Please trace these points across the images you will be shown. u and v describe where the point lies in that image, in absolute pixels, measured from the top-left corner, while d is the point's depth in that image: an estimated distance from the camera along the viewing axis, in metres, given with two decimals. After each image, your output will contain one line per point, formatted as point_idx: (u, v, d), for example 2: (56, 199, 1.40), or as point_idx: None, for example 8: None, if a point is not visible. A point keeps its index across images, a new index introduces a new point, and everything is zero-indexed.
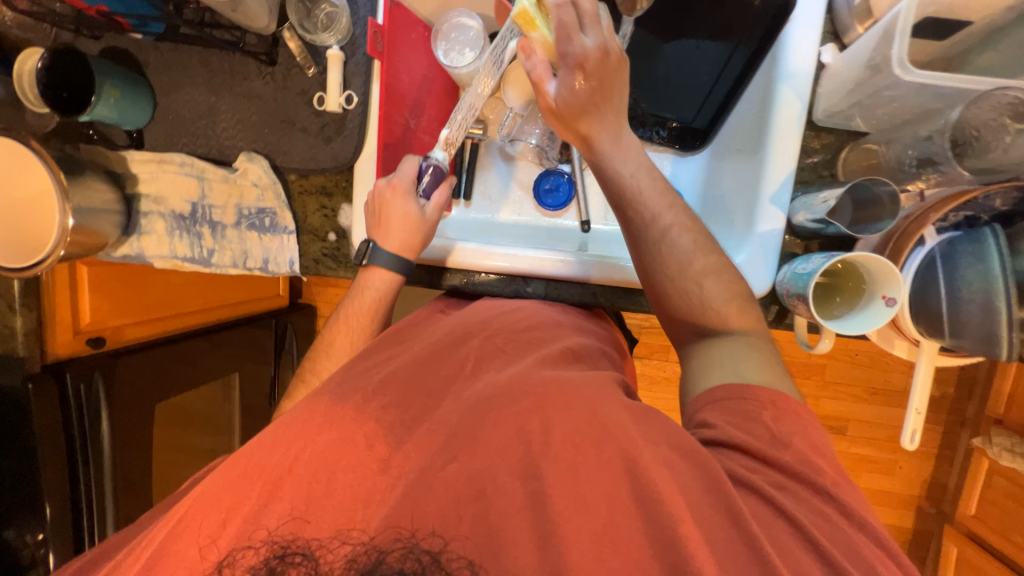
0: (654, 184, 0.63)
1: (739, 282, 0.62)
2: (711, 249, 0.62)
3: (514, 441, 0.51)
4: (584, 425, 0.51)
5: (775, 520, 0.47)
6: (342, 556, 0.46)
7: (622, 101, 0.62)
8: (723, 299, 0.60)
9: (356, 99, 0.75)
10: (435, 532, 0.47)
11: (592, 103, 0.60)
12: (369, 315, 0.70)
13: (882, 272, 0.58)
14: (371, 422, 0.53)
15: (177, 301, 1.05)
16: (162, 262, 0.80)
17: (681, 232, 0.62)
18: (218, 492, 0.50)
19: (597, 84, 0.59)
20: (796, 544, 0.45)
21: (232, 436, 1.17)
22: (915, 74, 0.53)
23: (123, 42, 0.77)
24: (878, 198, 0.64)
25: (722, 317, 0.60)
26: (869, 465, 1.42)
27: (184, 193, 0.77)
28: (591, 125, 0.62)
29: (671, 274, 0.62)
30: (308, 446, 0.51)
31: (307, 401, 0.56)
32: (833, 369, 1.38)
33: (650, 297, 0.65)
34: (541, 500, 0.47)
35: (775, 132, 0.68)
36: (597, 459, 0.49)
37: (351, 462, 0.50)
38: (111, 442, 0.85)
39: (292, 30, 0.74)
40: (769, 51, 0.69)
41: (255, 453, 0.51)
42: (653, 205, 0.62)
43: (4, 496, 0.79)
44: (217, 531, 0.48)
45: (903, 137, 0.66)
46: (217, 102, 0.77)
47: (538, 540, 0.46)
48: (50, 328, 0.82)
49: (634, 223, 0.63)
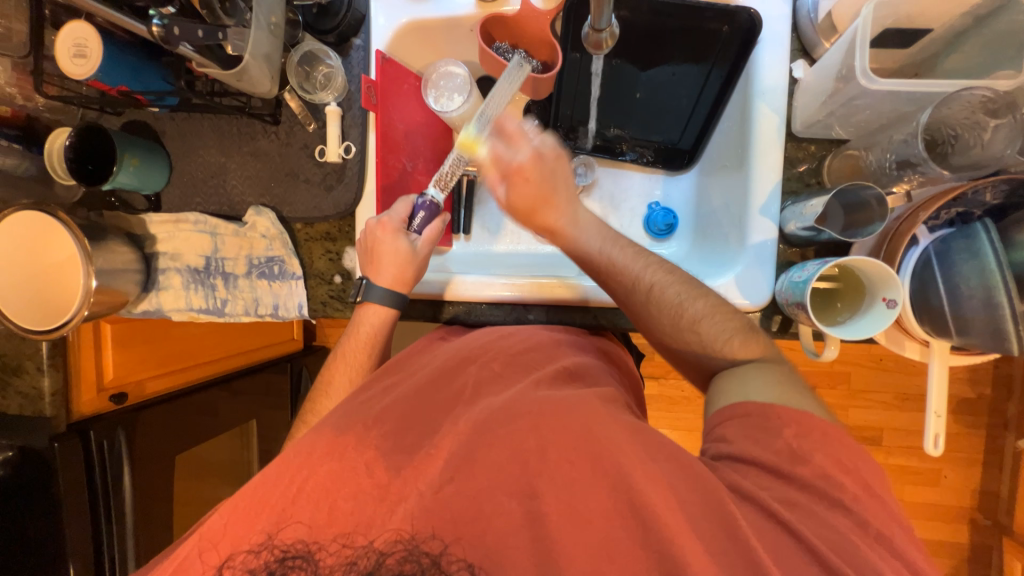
0: (624, 252, 0.66)
1: (737, 317, 0.63)
2: (699, 290, 0.63)
3: (511, 461, 0.51)
4: (581, 444, 0.50)
5: (791, 540, 0.44)
6: (342, 559, 0.47)
7: (569, 187, 0.67)
8: (724, 335, 0.61)
9: (354, 149, 0.79)
10: (435, 534, 0.48)
11: (542, 194, 0.66)
12: (364, 347, 0.72)
13: (879, 275, 0.58)
14: (370, 451, 0.53)
15: (195, 352, 1.07)
16: (179, 314, 0.85)
17: (664, 287, 0.63)
18: (217, 531, 0.50)
19: (541, 181, 0.66)
20: (804, 551, 0.43)
21: (251, 470, 1.19)
22: (879, 82, 0.56)
23: (142, 116, 0.84)
24: (866, 202, 0.65)
25: (724, 354, 0.61)
26: (909, 476, 1.35)
27: (198, 248, 0.82)
28: (552, 219, 0.67)
29: (668, 328, 0.63)
30: (307, 477, 0.51)
31: (309, 433, 0.57)
32: (859, 376, 1.34)
33: (656, 341, 0.67)
34: (539, 519, 0.48)
35: (756, 148, 0.71)
36: (594, 476, 0.49)
37: (352, 491, 0.50)
38: (132, 498, 0.88)
39: (293, 92, 0.79)
40: (744, 72, 0.73)
41: (253, 489, 0.52)
42: (630, 270, 0.64)
43: (33, 547, 0.82)
44: (220, 562, 0.49)
45: (881, 142, 0.66)
46: (227, 161, 0.83)
47: (538, 559, 0.46)
48: (75, 388, 0.85)
49: (618, 290, 0.66)
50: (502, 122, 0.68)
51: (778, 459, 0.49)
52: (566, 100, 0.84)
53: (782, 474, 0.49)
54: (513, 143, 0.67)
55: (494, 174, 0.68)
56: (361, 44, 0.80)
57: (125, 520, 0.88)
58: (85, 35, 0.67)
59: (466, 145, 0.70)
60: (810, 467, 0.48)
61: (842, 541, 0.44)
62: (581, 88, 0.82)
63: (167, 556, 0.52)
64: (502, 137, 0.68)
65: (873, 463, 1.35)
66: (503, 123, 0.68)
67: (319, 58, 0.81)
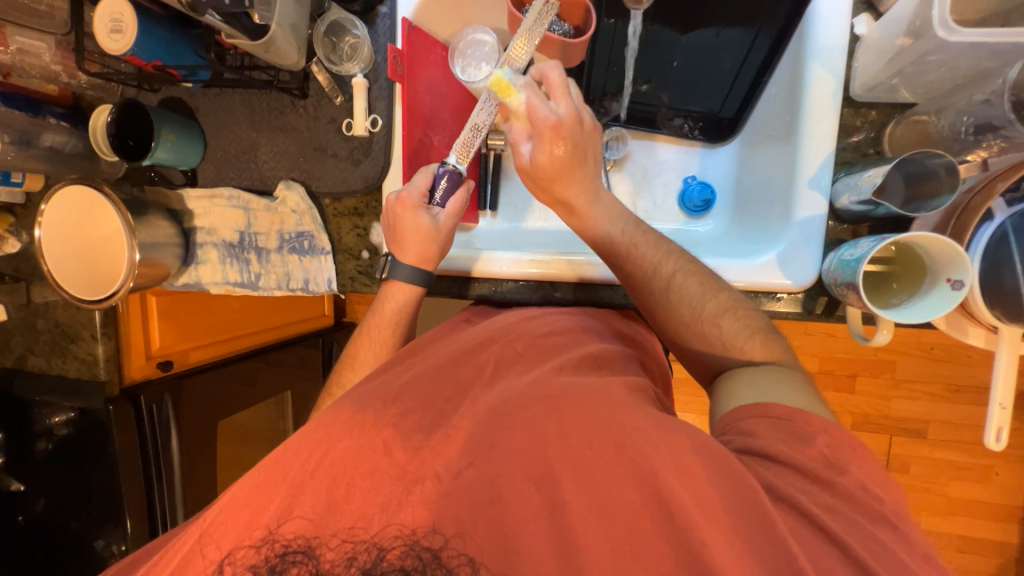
0: (647, 237, 0.64)
1: (756, 316, 0.61)
2: (719, 287, 0.62)
3: (529, 446, 0.50)
4: (602, 430, 0.49)
5: (814, 542, 0.42)
6: (342, 553, 0.48)
7: (596, 166, 0.65)
8: (744, 333, 0.59)
9: (381, 121, 0.78)
10: (435, 529, 0.48)
11: (569, 166, 0.63)
12: (388, 323, 0.72)
13: (944, 253, 0.53)
14: (391, 428, 0.53)
15: (234, 326, 1.11)
16: (216, 288, 0.88)
17: (686, 277, 0.62)
18: (241, 499, 0.51)
19: (570, 151, 0.62)
20: (831, 551, 0.42)
21: (286, 433, 1.23)
22: (961, 32, 0.50)
23: (176, 92, 0.84)
24: (934, 171, 0.59)
25: (743, 352, 0.59)
26: (957, 471, 1.27)
27: (233, 224, 0.84)
28: (568, 190, 0.64)
29: (684, 320, 0.62)
30: (329, 451, 0.52)
31: (333, 406, 0.57)
32: (905, 365, 1.26)
33: (668, 336, 0.65)
34: (556, 504, 0.48)
35: (808, 113, 0.65)
36: (615, 464, 0.48)
37: (372, 466, 0.51)
38: (178, 458, 0.94)
39: (320, 64, 0.78)
40: (798, 31, 0.67)
41: (276, 459, 0.53)
42: (651, 257, 0.63)
43: (93, 501, 0.89)
44: (244, 531, 0.50)
45: (957, 103, 0.60)
46: (258, 137, 0.83)
47: (553, 543, 0.46)
48: (126, 355, 0.90)
49: (636, 278, 0.64)
50: (545, 70, 0.63)
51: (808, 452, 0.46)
52: (597, 69, 0.78)
53: (818, 475, 0.46)
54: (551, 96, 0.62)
55: (523, 128, 0.64)
56: (387, 12, 0.78)
57: (173, 479, 0.94)
58: (120, 10, 0.68)
59: (500, 86, 0.61)
60: (836, 466, 0.47)
61: (874, 544, 0.42)
62: (614, 55, 0.76)
63: (195, 521, 0.54)
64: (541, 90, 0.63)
65: (916, 456, 1.28)
66: (545, 72, 0.63)
67: (345, 28, 0.80)
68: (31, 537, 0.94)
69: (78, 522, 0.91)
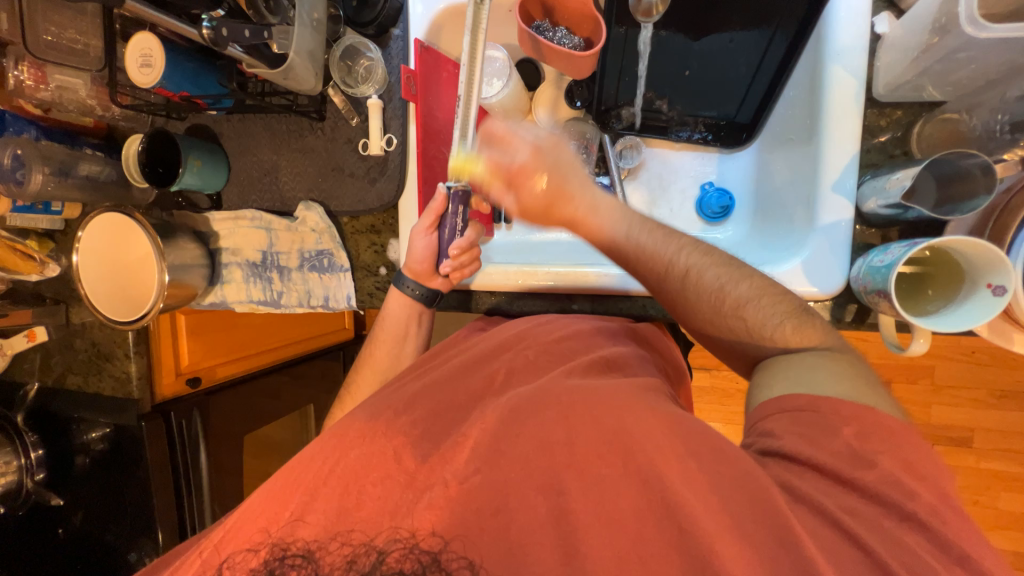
0: (652, 234, 0.60)
1: (786, 300, 0.56)
2: (742, 272, 0.57)
3: (537, 454, 0.49)
4: (609, 438, 0.48)
5: (833, 552, 0.40)
6: (342, 557, 0.47)
7: (583, 175, 0.62)
8: (773, 320, 0.55)
9: (396, 141, 0.80)
10: (435, 532, 0.47)
11: (554, 188, 0.61)
12: (392, 330, 0.76)
13: (982, 257, 0.51)
14: (400, 436, 0.54)
15: (259, 340, 1.14)
16: (241, 306, 0.91)
17: (702, 271, 0.58)
18: (256, 506, 0.52)
19: (549, 180, 0.61)
20: (852, 562, 0.39)
21: (309, 433, 1.26)
22: (992, 28, 0.48)
23: (202, 120, 0.88)
24: (967, 172, 0.56)
25: (775, 340, 0.54)
26: (1006, 482, 1.20)
27: (255, 244, 0.88)
28: (569, 209, 0.61)
29: (709, 314, 0.57)
30: (341, 458, 0.52)
31: (345, 417, 0.58)
32: (945, 370, 1.19)
33: (696, 332, 0.61)
34: (564, 516, 0.46)
35: (828, 116, 0.63)
36: (625, 473, 0.47)
37: (381, 474, 0.51)
38: (207, 470, 0.98)
39: (336, 87, 0.80)
40: (815, 31, 0.65)
41: (291, 467, 0.53)
42: (662, 253, 0.59)
43: (122, 508, 0.92)
44: (255, 538, 0.51)
45: (987, 101, 0.59)
46: (279, 160, 0.86)
47: (561, 556, 0.45)
48: (157, 373, 0.93)
49: (649, 277, 0.60)
50: (487, 129, 0.63)
51: (826, 463, 0.44)
52: (609, 79, 0.77)
53: (845, 478, 0.43)
54: (509, 144, 0.62)
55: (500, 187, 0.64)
56: (400, 34, 0.80)
57: (201, 492, 0.97)
58: (150, 46, 0.72)
59: (460, 165, 0.63)
60: (861, 460, 0.43)
61: (907, 558, 0.39)
62: (627, 64, 0.75)
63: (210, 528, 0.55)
64: (497, 148, 0.63)
65: (959, 466, 1.21)
66: (490, 128, 0.63)
67: (360, 51, 0.82)
68: (64, 543, 0.97)
69: (114, 536, 0.94)
